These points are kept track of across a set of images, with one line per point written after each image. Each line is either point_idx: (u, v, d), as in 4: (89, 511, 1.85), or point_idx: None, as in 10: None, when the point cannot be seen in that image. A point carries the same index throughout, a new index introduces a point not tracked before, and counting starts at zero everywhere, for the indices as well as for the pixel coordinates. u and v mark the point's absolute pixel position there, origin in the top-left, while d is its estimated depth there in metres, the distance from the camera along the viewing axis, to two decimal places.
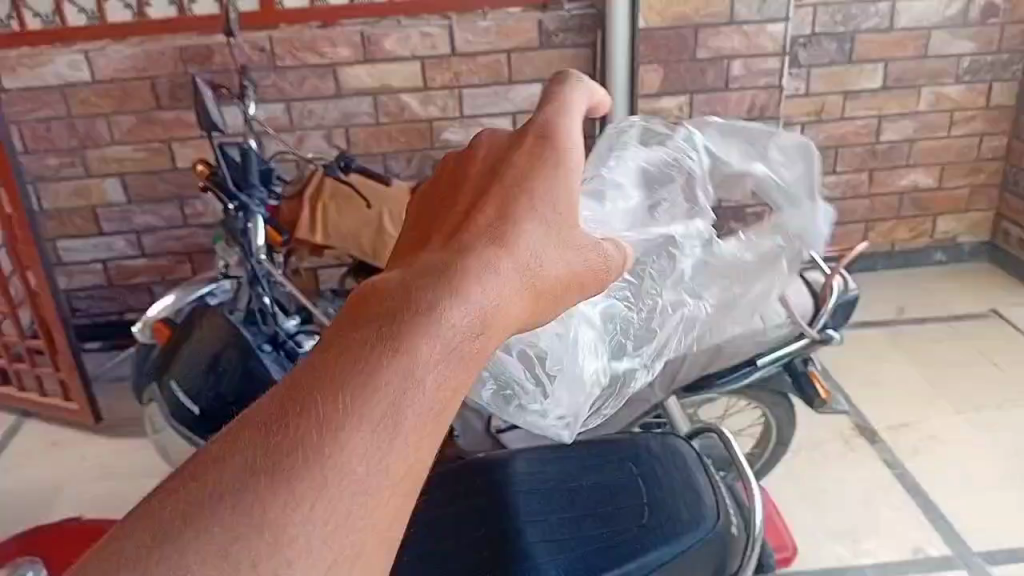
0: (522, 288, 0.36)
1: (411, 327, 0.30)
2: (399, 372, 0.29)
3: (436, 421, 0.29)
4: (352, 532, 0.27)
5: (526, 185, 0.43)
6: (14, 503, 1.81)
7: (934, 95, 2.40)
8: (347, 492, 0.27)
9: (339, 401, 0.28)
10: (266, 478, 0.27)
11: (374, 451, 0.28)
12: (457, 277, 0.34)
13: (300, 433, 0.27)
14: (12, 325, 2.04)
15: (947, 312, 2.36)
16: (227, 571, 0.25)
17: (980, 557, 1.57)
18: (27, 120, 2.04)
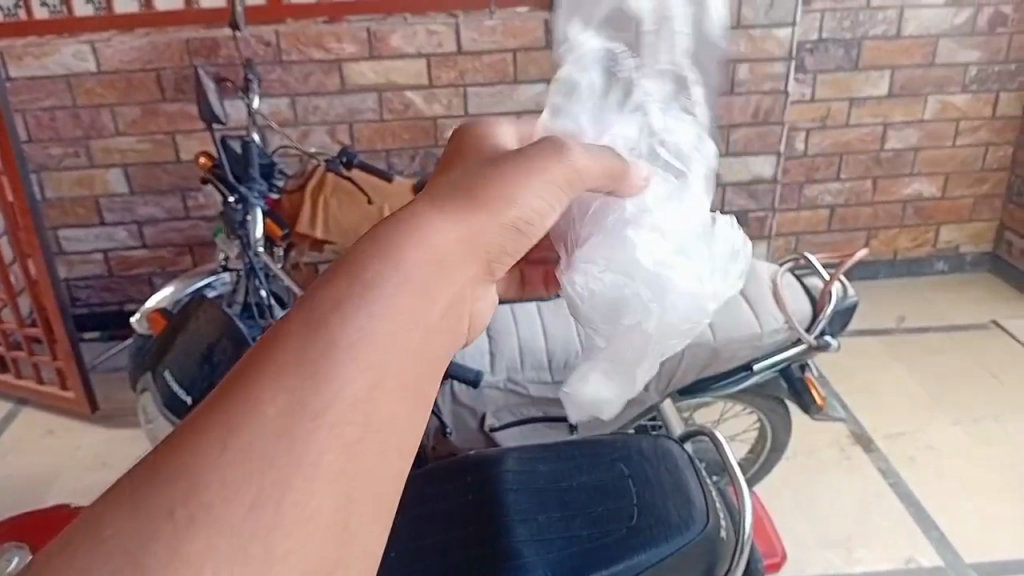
0: (452, 240, 0.40)
1: (332, 281, 0.35)
2: (318, 314, 0.33)
3: (353, 351, 0.33)
4: (269, 468, 0.29)
5: (488, 163, 0.50)
6: (9, 489, 1.82)
7: (940, 103, 2.40)
8: (258, 429, 0.30)
9: (260, 354, 0.32)
10: (184, 438, 0.30)
11: (285, 388, 0.31)
12: (385, 235, 0.38)
13: (225, 388, 0.32)
14: (11, 312, 2.05)
15: (948, 322, 2.35)
16: (147, 517, 0.28)
17: (972, 568, 1.56)
18: (32, 108, 2.05)
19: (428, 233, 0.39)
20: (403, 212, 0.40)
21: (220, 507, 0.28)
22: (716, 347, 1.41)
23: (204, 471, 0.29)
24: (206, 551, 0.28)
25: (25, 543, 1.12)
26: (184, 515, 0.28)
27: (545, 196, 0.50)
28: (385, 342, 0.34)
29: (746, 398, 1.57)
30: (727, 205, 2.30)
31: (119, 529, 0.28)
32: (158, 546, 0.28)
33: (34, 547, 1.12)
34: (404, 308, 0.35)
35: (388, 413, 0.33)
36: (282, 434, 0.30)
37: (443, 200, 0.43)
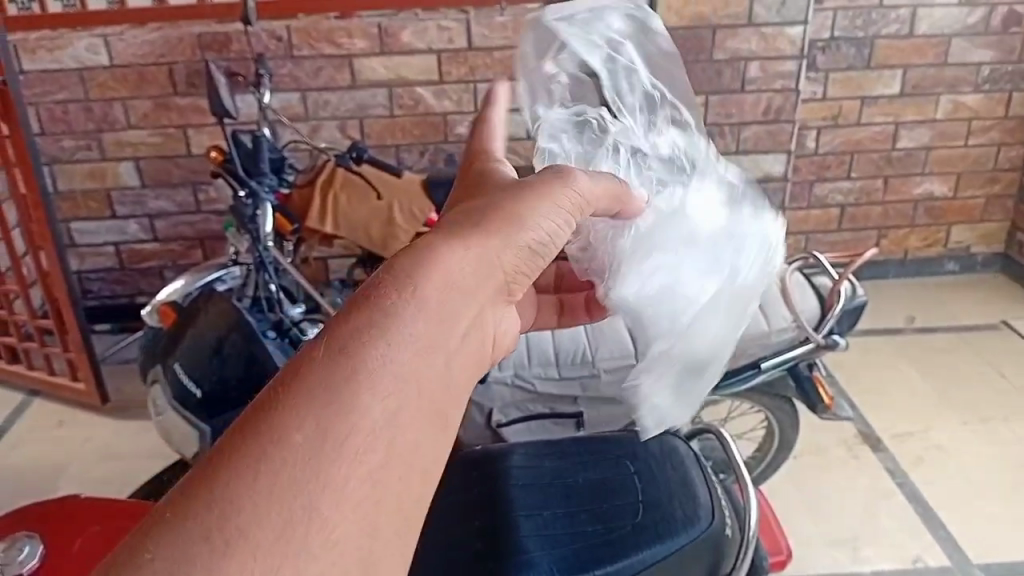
0: (450, 285, 0.46)
1: (344, 326, 0.40)
2: (332, 354, 0.39)
3: (369, 394, 0.38)
4: (299, 497, 0.34)
5: (489, 204, 0.57)
6: (19, 479, 1.83)
7: (952, 103, 2.39)
8: (288, 461, 0.35)
9: (279, 392, 0.37)
10: (219, 466, 0.35)
11: (310, 423, 0.36)
12: (390, 280, 0.44)
13: (249, 424, 0.36)
14: (23, 303, 2.07)
15: (958, 322, 2.34)
16: (184, 541, 0.32)
17: (979, 569, 1.56)
18: (45, 101, 2.06)
19: (429, 280, 0.45)
20: (410, 258, 0.46)
21: (252, 533, 0.33)
22: None
23: (240, 496, 0.34)
24: (243, 571, 0.32)
25: (35, 531, 1.13)
26: (222, 539, 0.33)
27: (535, 238, 0.56)
28: (396, 385, 0.39)
29: (754, 396, 1.56)
30: None
31: (161, 550, 0.32)
32: (195, 567, 0.32)
33: (44, 535, 1.13)
34: (412, 353, 0.41)
35: (398, 448, 0.38)
36: (310, 466, 0.35)
37: (447, 246, 0.49)
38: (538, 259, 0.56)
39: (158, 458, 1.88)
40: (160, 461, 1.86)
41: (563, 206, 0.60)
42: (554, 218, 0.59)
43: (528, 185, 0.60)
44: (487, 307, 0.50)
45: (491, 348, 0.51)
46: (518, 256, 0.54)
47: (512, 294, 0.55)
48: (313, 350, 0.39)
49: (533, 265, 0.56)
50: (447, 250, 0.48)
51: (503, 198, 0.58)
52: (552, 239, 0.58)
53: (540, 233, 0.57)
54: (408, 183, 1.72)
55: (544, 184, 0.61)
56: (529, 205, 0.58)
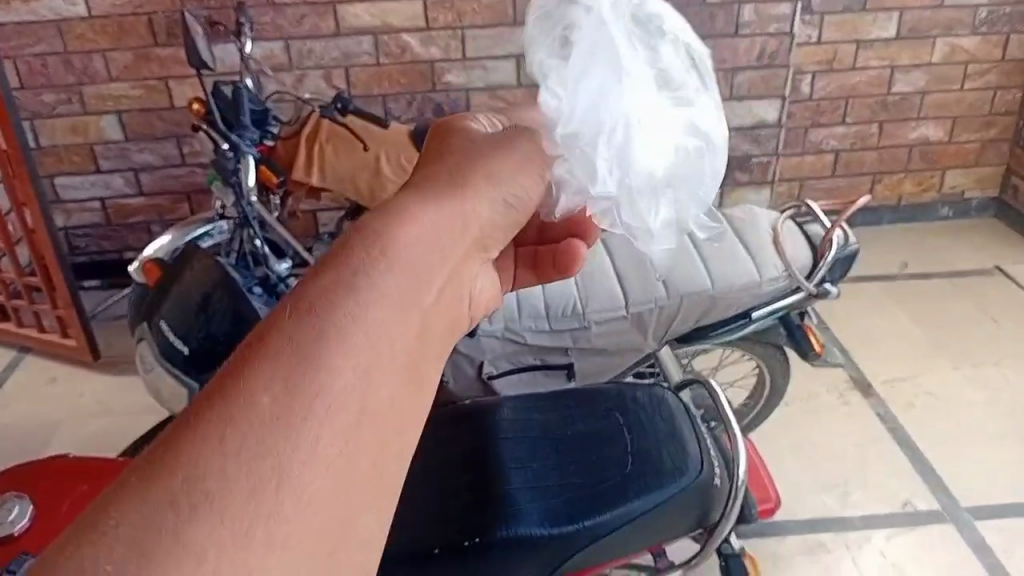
0: (422, 243, 0.44)
1: (311, 286, 0.38)
2: (299, 314, 0.37)
3: (343, 350, 0.36)
4: (270, 458, 0.32)
5: (455, 162, 0.55)
6: (12, 436, 1.83)
7: (949, 46, 2.35)
8: (257, 420, 0.33)
9: (247, 354, 0.35)
10: (185, 431, 0.33)
11: (282, 382, 0.34)
12: (357, 240, 0.42)
13: (214, 388, 0.34)
14: (9, 261, 2.05)
15: (951, 268, 2.33)
16: (149, 505, 0.30)
17: (967, 512, 1.57)
18: (23, 54, 2.02)
19: (403, 233, 0.43)
20: (376, 216, 0.44)
21: (220, 495, 0.31)
22: (714, 296, 1.40)
23: (206, 459, 0.32)
24: (212, 535, 0.30)
25: (24, 493, 1.12)
26: (189, 503, 0.30)
27: (507, 194, 0.56)
28: (370, 340, 0.37)
29: (745, 345, 1.56)
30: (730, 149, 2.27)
31: (125, 516, 0.30)
32: (162, 534, 0.30)
33: (34, 497, 1.12)
34: (387, 305, 0.39)
35: (373, 408, 0.36)
36: (280, 424, 0.33)
37: (418, 201, 0.47)
38: (511, 217, 0.56)
39: (149, 415, 1.87)
40: (153, 417, 1.86)
41: (533, 163, 0.60)
42: (524, 176, 0.59)
43: (495, 142, 0.59)
44: (462, 265, 0.49)
45: (465, 309, 0.49)
46: (492, 212, 0.53)
47: (485, 251, 0.53)
48: (282, 307, 0.37)
49: (505, 223, 0.55)
50: (419, 205, 0.47)
51: (473, 155, 0.57)
52: (525, 197, 0.58)
53: (512, 192, 0.56)
54: (396, 135, 1.67)
55: (514, 142, 0.60)
56: (501, 166, 0.57)
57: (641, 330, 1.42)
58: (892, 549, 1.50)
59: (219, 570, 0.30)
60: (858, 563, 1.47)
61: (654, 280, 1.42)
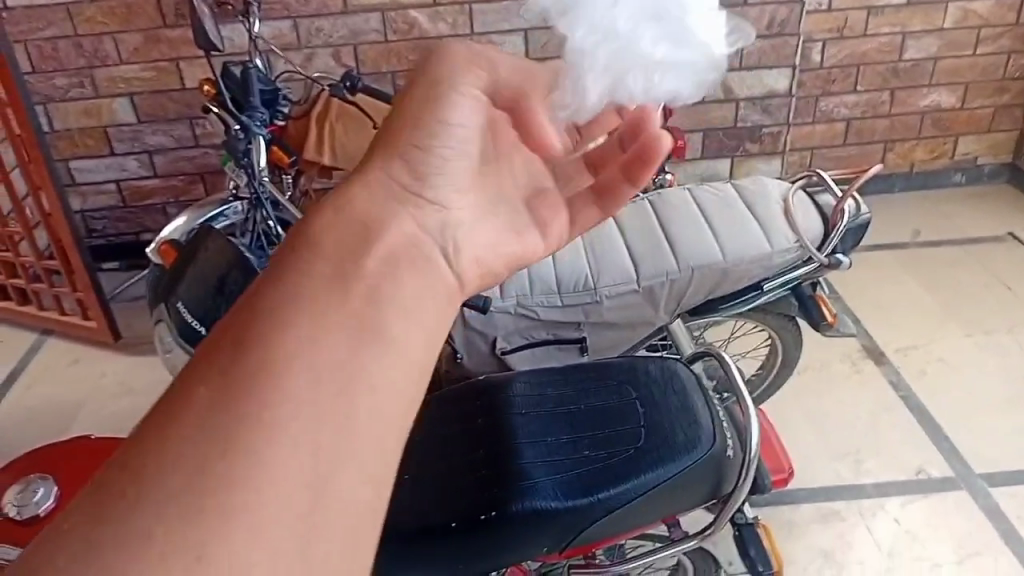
0: (354, 234, 0.49)
1: (249, 296, 0.44)
2: (236, 322, 0.43)
3: (276, 331, 0.42)
4: (216, 432, 0.38)
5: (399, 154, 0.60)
6: (38, 416, 1.87)
7: (962, 11, 2.32)
8: (197, 412, 0.39)
9: (191, 365, 0.41)
10: (146, 430, 0.39)
11: (219, 375, 0.40)
12: (290, 247, 0.47)
13: (166, 396, 0.40)
14: (28, 245, 2.08)
15: (963, 235, 2.33)
16: (105, 497, 0.36)
17: (981, 479, 1.59)
18: (33, 39, 2.02)
19: (328, 225, 0.49)
20: (311, 221, 0.49)
21: (166, 477, 0.37)
22: (726, 269, 1.41)
23: (162, 447, 0.38)
24: (160, 510, 0.36)
25: (48, 474, 1.15)
26: (136, 488, 0.36)
27: (425, 147, 0.61)
28: (306, 317, 0.43)
29: (758, 316, 1.56)
30: (740, 120, 2.27)
31: (89, 508, 0.36)
32: (115, 516, 0.36)
33: (58, 477, 1.15)
34: (319, 294, 0.45)
35: (322, 371, 0.42)
36: (215, 411, 0.39)
37: (350, 196, 0.53)
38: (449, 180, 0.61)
39: None
40: None
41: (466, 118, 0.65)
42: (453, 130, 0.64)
43: (417, 100, 0.64)
44: (410, 231, 0.55)
45: (431, 268, 0.54)
46: (407, 168, 0.59)
47: (438, 213, 0.59)
48: (225, 316, 0.44)
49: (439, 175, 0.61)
50: (351, 199, 0.53)
51: (403, 126, 0.62)
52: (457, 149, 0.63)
53: (445, 159, 0.62)
54: None
55: (437, 94, 0.65)
56: (429, 125, 0.63)
57: (653, 304, 1.42)
58: (906, 516, 1.52)
59: (168, 534, 0.35)
60: (871, 530, 1.49)
61: (665, 254, 1.43)
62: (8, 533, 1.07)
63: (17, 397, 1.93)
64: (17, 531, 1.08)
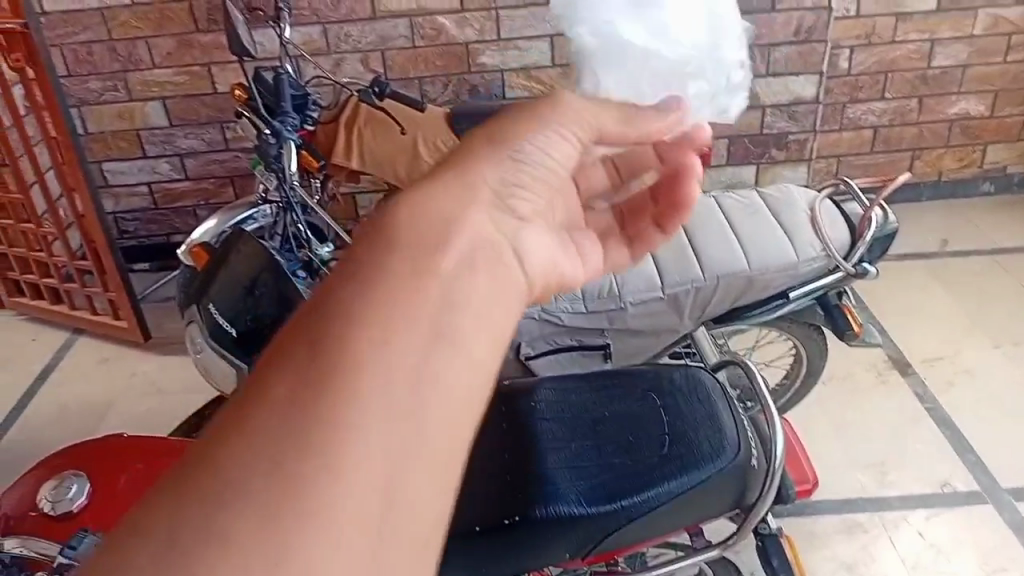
0: (433, 228, 0.48)
1: (325, 290, 0.43)
2: (313, 315, 0.41)
3: (351, 330, 0.40)
4: (293, 431, 0.37)
5: (481, 141, 0.57)
6: (69, 413, 1.90)
7: (992, 18, 2.30)
8: (276, 411, 0.37)
9: (263, 363, 0.40)
10: (218, 428, 0.38)
11: (293, 374, 0.39)
12: (365, 240, 0.46)
13: (239, 393, 0.39)
14: (62, 246, 2.12)
15: (992, 245, 2.31)
16: (182, 496, 0.35)
17: (1008, 494, 1.57)
18: (69, 43, 2.06)
19: (403, 219, 0.47)
20: (386, 212, 0.47)
21: (246, 477, 0.35)
22: (751, 277, 1.40)
23: (237, 448, 0.36)
24: (239, 513, 0.34)
25: (81, 470, 1.10)
26: (216, 488, 0.35)
27: (515, 155, 0.57)
28: (382, 317, 0.41)
29: (783, 325, 1.56)
30: (766, 127, 2.26)
31: (165, 508, 0.35)
32: (193, 517, 0.35)
33: (92, 473, 1.10)
34: (397, 290, 0.43)
35: (395, 375, 0.40)
36: (295, 411, 0.37)
37: (428, 189, 0.50)
38: (531, 190, 0.57)
39: (199, 394, 1.93)
40: (202, 396, 1.92)
41: (564, 129, 0.60)
42: (547, 142, 0.59)
43: (521, 113, 0.60)
44: (489, 224, 0.52)
45: (503, 269, 0.52)
46: (500, 173, 0.55)
47: (514, 213, 0.55)
48: (297, 313, 0.42)
49: (523, 187, 0.56)
50: (430, 192, 0.50)
51: (492, 128, 0.58)
52: (549, 166, 0.59)
53: (534, 168, 0.58)
54: (432, 117, 1.72)
55: (537, 108, 0.60)
56: (517, 121, 0.59)
57: (677, 312, 1.42)
58: (930, 529, 1.51)
59: (248, 537, 0.34)
60: (895, 543, 1.49)
61: (690, 262, 1.43)
62: (43, 530, 1.01)
63: (49, 394, 1.97)
64: (52, 530, 1.02)
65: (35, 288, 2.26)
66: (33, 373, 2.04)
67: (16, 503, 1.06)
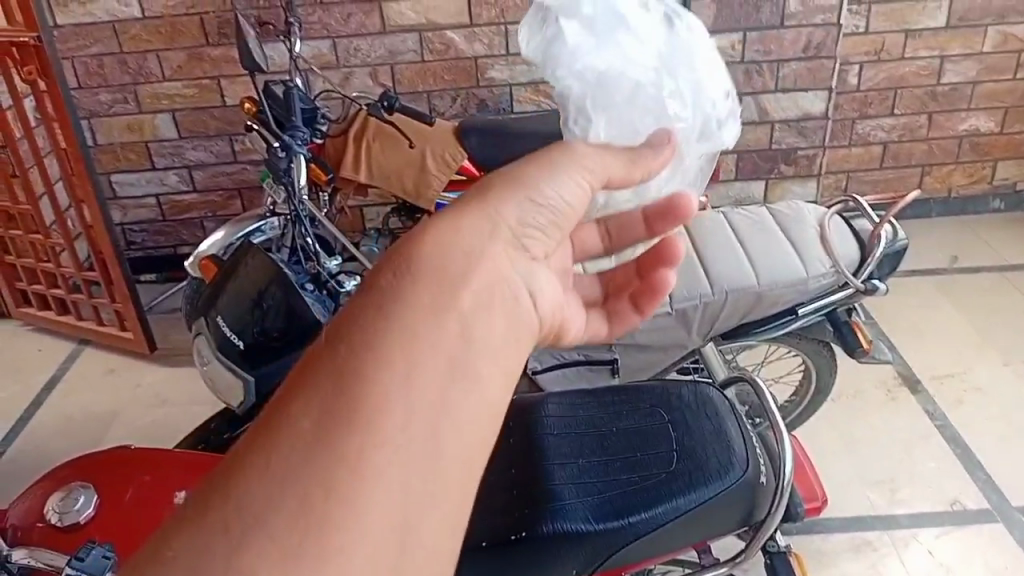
0: (457, 254, 0.46)
1: (344, 321, 0.42)
2: (334, 347, 0.40)
3: (373, 367, 0.39)
4: (314, 468, 0.36)
5: (504, 168, 0.55)
6: (74, 424, 1.90)
7: (1001, 34, 2.30)
8: (297, 448, 0.37)
9: (283, 395, 0.39)
10: (240, 459, 0.37)
11: (315, 410, 0.38)
12: (384, 268, 0.44)
13: (259, 426, 0.38)
14: (69, 257, 2.12)
15: (1002, 261, 2.30)
16: (204, 535, 0.35)
17: (1018, 512, 1.56)
18: (80, 56, 2.08)
19: (425, 250, 0.45)
20: (406, 239, 0.46)
21: (267, 517, 0.35)
22: (760, 293, 1.40)
23: (259, 481, 0.36)
24: (261, 555, 0.34)
25: (88, 482, 1.09)
26: (239, 527, 0.35)
27: (533, 195, 0.54)
28: (404, 354, 0.40)
29: (792, 341, 1.56)
30: (774, 142, 2.26)
31: (186, 547, 0.35)
32: (216, 556, 0.34)
33: (99, 485, 1.09)
34: (418, 320, 0.42)
35: (415, 414, 0.39)
36: (316, 449, 0.37)
37: (451, 219, 0.48)
38: (551, 228, 0.54)
39: (203, 405, 1.93)
40: (206, 407, 1.91)
41: (580, 176, 0.58)
42: (564, 187, 0.56)
43: (538, 157, 0.57)
44: (510, 249, 0.50)
45: (520, 307, 0.49)
46: (521, 211, 0.53)
47: (529, 252, 0.52)
48: (317, 342, 0.41)
49: (541, 228, 0.54)
50: (454, 222, 0.48)
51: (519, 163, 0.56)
52: (564, 209, 0.56)
53: (554, 211, 0.55)
54: (440, 132, 1.72)
55: (552, 153, 0.58)
56: (545, 159, 0.58)
57: (686, 327, 1.42)
58: (940, 547, 1.49)
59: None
60: (904, 561, 1.47)
61: (699, 277, 1.42)
62: (48, 541, 1.00)
63: (54, 404, 1.97)
64: (59, 542, 1.01)
65: (41, 299, 2.26)
66: (38, 383, 2.04)
67: (22, 513, 1.04)
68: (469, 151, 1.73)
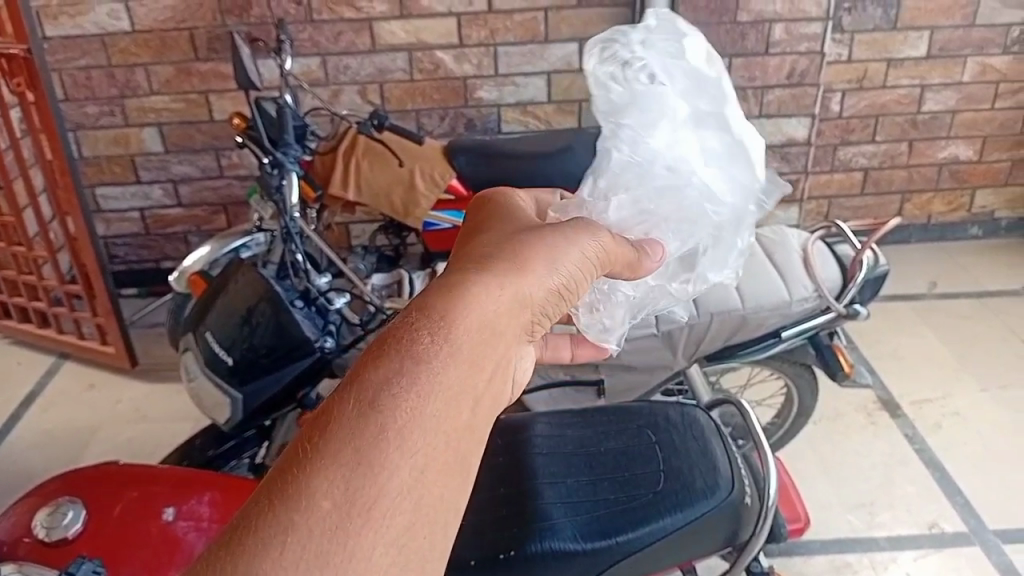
0: (487, 333, 0.41)
1: (371, 383, 0.36)
2: (358, 416, 0.35)
3: (398, 449, 0.34)
4: (330, 556, 0.31)
5: (535, 245, 0.50)
6: (53, 438, 1.88)
7: (980, 65, 2.35)
8: (314, 528, 0.32)
9: (303, 456, 0.34)
10: (249, 533, 0.32)
11: (338, 485, 0.33)
12: (417, 334, 0.38)
13: (271, 487, 0.33)
14: (52, 269, 2.11)
15: (979, 288, 2.33)
16: None
17: (994, 535, 1.57)
18: (68, 68, 2.07)
19: (465, 322, 0.40)
20: (444, 302, 0.41)
21: None
22: (745, 316, 1.41)
23: (267, 565, 0.31)
24: None
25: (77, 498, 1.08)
26: None
27: (558, 276, 0.49)
28: (427, 441, 0.35)
29: (776, 365, 1.57)
30: None
31: None
32: None
33: (88, 502, 1.08)
34: (443, 404, 0.37)
35: (426, 505, 0.35)
36: (336, 533, 0.32)
37: (487, 289, 0.43)
38: (563, 305, 0.49)
39: (185, 422, 1.91)
40: (188, 424, 1.90)
41: (591, 258, 0.55)
42: (579, 267, 0.52)
43: (561, 236, 0.53)
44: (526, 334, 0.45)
45: (516, 393, 0.45)
46: (544, 296, 0.47)
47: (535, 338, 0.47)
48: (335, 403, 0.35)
49: (554, 312, 0.49)
50: (489, 292, 0.43)
51: (544, 240, 0.52)
52: (576, 288, 0.52)
53: (571, 291, 0.50)
54: (429, 151, 1.73)
55: (578, 236, 0.55)
56: (568, 239, 0.54)
57: (671, 349, 1.43)
58: (919, 569, 1.50)
59: None
60: None
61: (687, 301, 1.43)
62: (34, 556, 0.98)
63: (34, 418, 1.94)
64: (47, 556, 0.99)
65: (22, 311, 2.24)
66: (18, 397, 2.02)
67: (8, 528, 1.03)
68: (457, 170, 1.74)
